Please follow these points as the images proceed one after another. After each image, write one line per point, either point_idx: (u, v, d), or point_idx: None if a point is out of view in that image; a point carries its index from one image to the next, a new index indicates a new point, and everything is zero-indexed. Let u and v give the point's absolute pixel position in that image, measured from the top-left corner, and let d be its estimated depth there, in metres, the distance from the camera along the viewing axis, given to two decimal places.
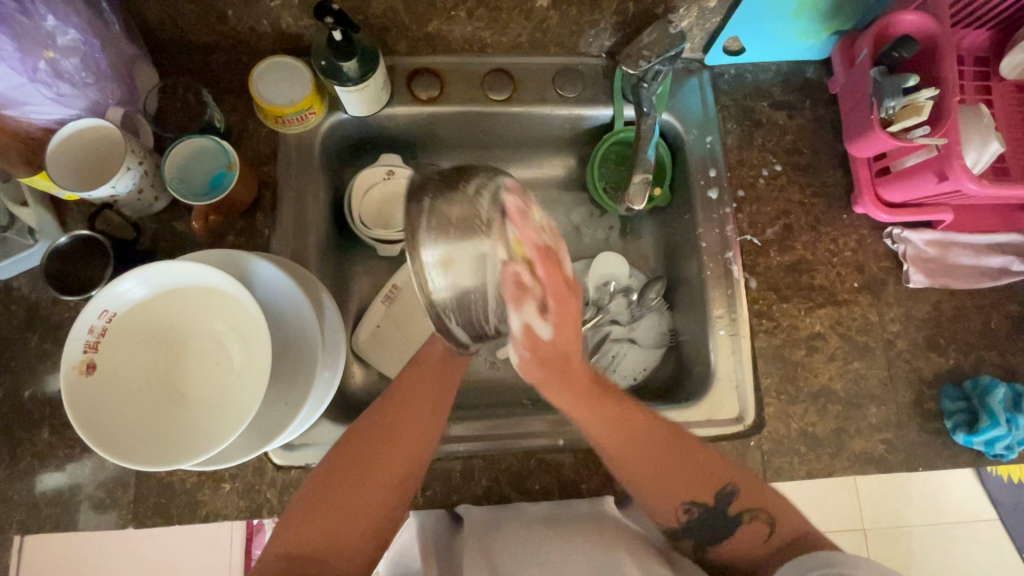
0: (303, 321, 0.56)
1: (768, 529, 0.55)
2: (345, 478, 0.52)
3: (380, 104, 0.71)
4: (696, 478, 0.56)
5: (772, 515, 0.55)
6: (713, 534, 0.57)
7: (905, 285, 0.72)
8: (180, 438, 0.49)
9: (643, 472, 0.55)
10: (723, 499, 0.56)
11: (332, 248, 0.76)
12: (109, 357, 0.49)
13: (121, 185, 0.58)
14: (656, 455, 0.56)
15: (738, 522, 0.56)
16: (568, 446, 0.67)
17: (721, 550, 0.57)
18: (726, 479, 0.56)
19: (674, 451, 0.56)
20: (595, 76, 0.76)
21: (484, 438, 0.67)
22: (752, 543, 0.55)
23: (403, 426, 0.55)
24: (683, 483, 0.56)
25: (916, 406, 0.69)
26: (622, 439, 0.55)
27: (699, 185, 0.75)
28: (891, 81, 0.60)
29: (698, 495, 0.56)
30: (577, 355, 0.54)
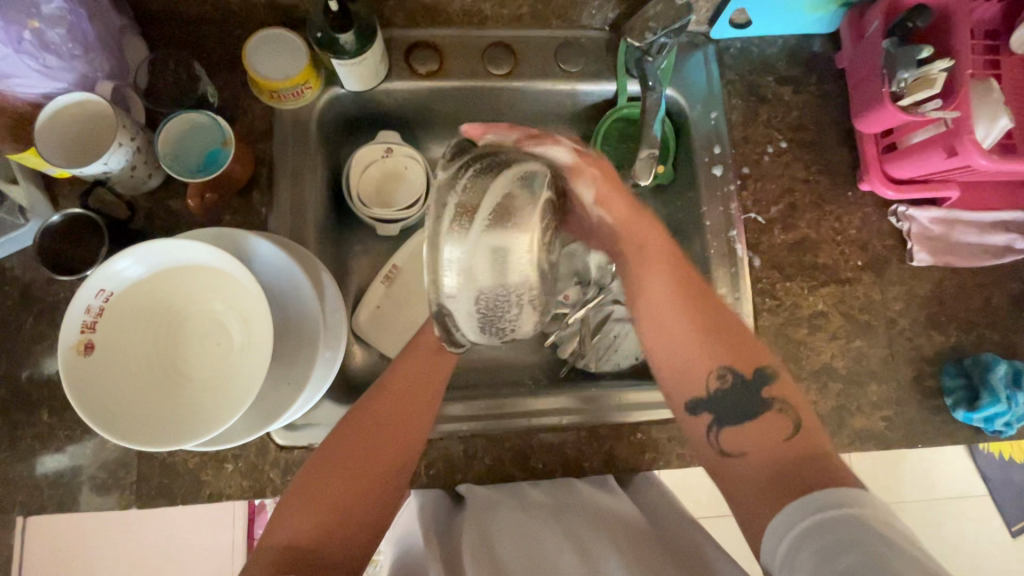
0: (305, 302, 0.56)
1: (792, 430, 0.52)
2: (342, 470, 0.52)
3: (378, 79, 0.69)
4: (733, 353, 0.55)
5: (800, 417, 0.53)
6: (739, 408, 0.54)
7: (908, 263, 0.72)
8: (182, 418, 0.48)
9: (696, 344, 0.56)
10: (758, 377, 0.54)
11: (331, 227, 0.74)
12: (107, 337, 0.48)
13: (113, 162, 0.56)
14: (691, 319, 0.56)
15: (769, 407, 0.53)
16: (570, 425, 0.67)
17: (735, 433, 0.53)
18: (732, 355, 0.55)
19: (696, 323, 0.56)
20: (598, 49, 0.74)
21: (486, 418, 0.67)
22: (773, 436, 0.52)
23: (403, 416, 0.55)
24: (713, 331, 0.56)
25: (917, 384, 0.70)
26: (680, 299, 0.57)
27: (703, 162, 0.74)
28: (905, 53, 0.58)
29: (729, 359, 0.55)
30: (636, 240, 0.60)
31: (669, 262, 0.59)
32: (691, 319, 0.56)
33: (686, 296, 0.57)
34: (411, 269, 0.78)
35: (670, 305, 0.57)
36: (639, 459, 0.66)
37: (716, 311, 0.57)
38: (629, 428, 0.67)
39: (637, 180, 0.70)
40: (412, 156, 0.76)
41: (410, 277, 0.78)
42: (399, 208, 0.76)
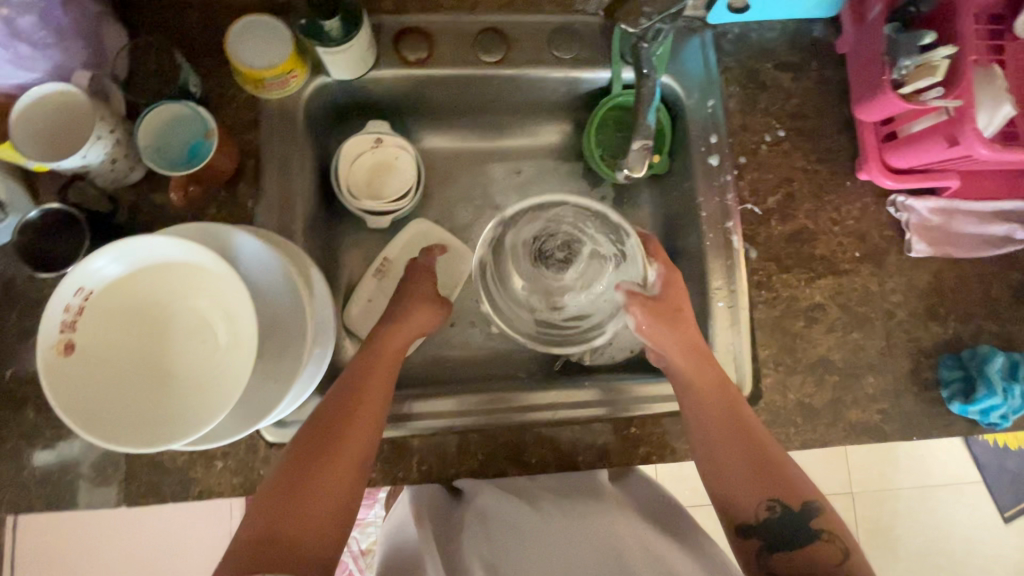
0: (292, 297, 0.54)
1: (843, 557, 0.51)
2: (310, 461, 0.52)
3: (366, 67, 0.67)
4: (774, 481, 0.55)
5: (849, 546, 0.52)
6: (785, 536, 0.53)
7: (907, 253, 0.71)
8: (165, 417, 0.47)
9: (727, 451, 0.57)
10: (806, 510, 0.54)
11: (320, 219, 0.73)
12: (87, 335, 0.47)
13: (92, 155, 0.55)
14: (752, 459, 0.57)
15: (817, 535, 0.53)
16: (564, 421, 0.66)
17: (782, 559, 0.52)
18: (781, 488, 0.55)
19: (759, 478, 0.56)
20: (593, 36, 0.72)
21: (481, 413, 0.66)
22: (823, 561, 0.51)
23: (346, 425, 0.54)
24: (754, 465, 0.56)
25: (913, 375, 0.69)
26: (718, 410, 0.59)
27: (700, 151, 0.72)
28: (907, 38, 0.57)
29: (773, 486, 0.55)
30: (700, 390, 0.61)
31: (737, 403, 0.60)
32: (745, 457, 0.57)
33: (739, 429, 0.58)
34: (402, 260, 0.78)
35: (729, 442, 0.58)
36: (634, 455, 0.66)
37: (769, 444, 0.58)
38: (624, 423, 0.66)
39: (631, 172, 0.70)
40: (403, 147, 0.75)
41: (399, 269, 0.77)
42: (389, 200, 0.74)
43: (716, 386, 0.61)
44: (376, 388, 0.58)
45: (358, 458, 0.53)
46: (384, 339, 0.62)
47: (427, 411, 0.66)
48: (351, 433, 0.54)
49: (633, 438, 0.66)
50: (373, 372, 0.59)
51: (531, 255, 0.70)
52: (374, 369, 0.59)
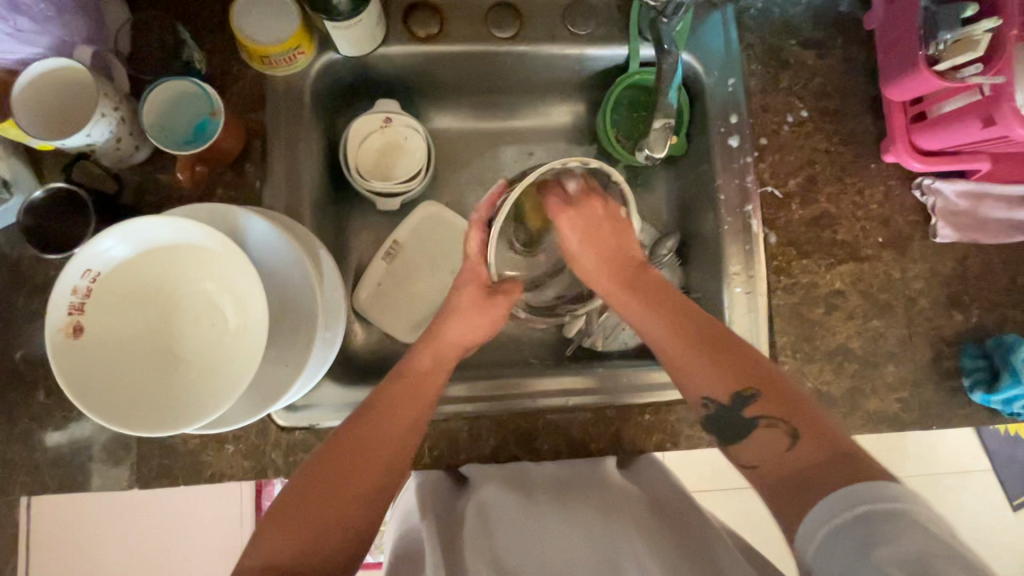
0: (302, 281, 0.53)
1: (790, 441, 0.48)
2: (329, 487, 0.50)
3: (375, 43, 0.65)
4: (729, 366, 0.53)
5: (796, 428, 0.48)
6: (730, 429, 0.52)
7: (932, 239, 0.69)
8: (176, 401, 0.47)
9: (676, 350, 0.56)
10: (738, 402, 0.52)
11: (328, 201, 0.72)
12: (97, 318, 0.46)
13: (96, 134, 0.53)
14: (703, 354, 0.54)
15: (756, 424, 0.50)
16: (572, 408, 0.65)
17: (743, 449, 0.51)
18: (748, 379, 0.52)
19: (720, 363, 0.53)
20: (610, 11, 0.69)
21: (491, 400, 0.65)
22: (772, 449, 0.49)
23: (382, 430, 0.53)
24: (691, 335, 0.56)
25: (934, 364, 0.67)
26: (641, 306, 0.60)
27: (719, 132, 0.70)
28: (947, 11, 0.54)
29: (744, 381, 0.52)
30: (649, 283, 0.62)
31: (679, 313, 0.58)
32: (706, 359, 0.54)
33: (675, 315, 0.58)
34: (412, 248, 0.76)
35: (672, 345, 0.56)
36: (646, 441, 0.65)
37: (712, 336, 0.55)
38: (637, 410, 0.65)
39: (651, 152, 0.68)
40: (413, 127, 0.73)
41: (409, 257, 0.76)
42: (399, 181, 0.73)
43: (650, 299, 0.60)
44: (416, 400, 0.56)
45: (384, 467, 0.52)
46: (437, 351, 0.61)
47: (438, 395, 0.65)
48: (385, 439, 0.53)
49: (646, 425, 0.65)
50: (416, 385, 0.57)
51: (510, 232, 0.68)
52: (418, 383, 0.58)
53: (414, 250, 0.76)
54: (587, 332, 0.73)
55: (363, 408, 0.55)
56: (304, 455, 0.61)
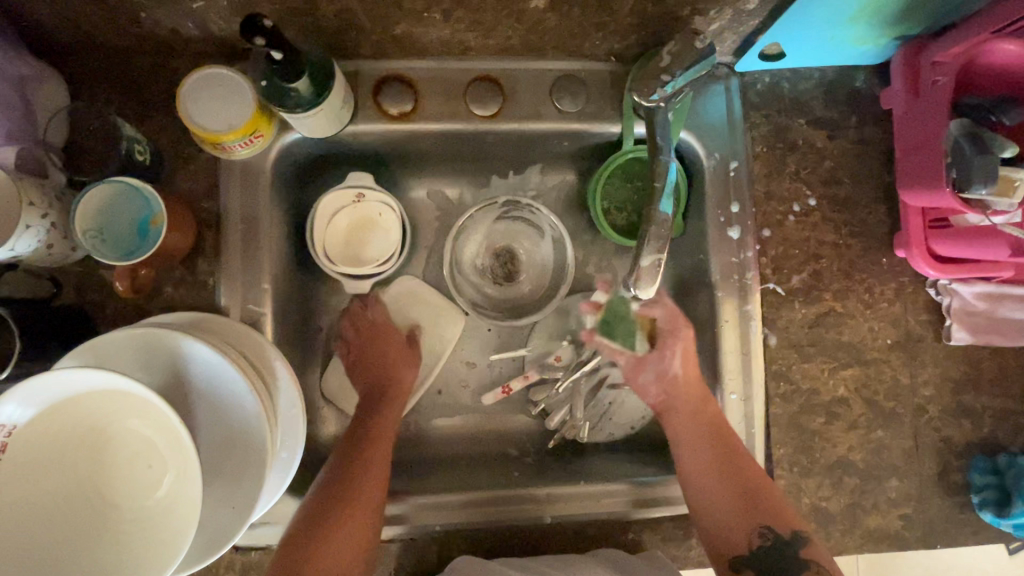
0: (249, 411, 0.48)
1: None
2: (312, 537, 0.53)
3: (341, 124, 0.59)
4: (754, 503, 0.56)
5: (831, 573, 0.53)
6: (775, 566, 0.53)
7: (944, 342, 0.64)
8: (105, 563, 0.43)
9: (710, 476, 0.57)
10: (795, 538, 0.54)
11: (293, 287, 0.66)
12: (8, 476, 0.41)
13: (21, 246, 0.48)
14: (732, 501, 0.56)
15: (804, 565, 0.53)
16: (556, 524, 0.61)
17: None
18: (761, 515, 0.55)
19: (735, 490, 0.56)
20: (602, 85, 0.63)
21: (482, 511, 0.61)
22: None
23: (354, 495, 0.56)
24: (720, 471, 0.57)
25: (941, 479, 0.63)
26: (701, 443, 0.58)
27: (717, 220, 0.64)
28: (983, 166, 0.50)
29: (755, 511, 0.55)
30: (685, 432, 0.59)
31: (710, 420, 0.59)
32: (721, 491, 0.56)
33: (718, 444, 0.58)
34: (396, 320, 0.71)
35: (724, 496, 0.56)
36: None
37: (733, 464, 0.57)
38: (620, 526, 0.61)
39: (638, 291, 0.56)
40: (386, 202, 0.67)
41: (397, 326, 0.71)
42: (371, 263, 0.67)
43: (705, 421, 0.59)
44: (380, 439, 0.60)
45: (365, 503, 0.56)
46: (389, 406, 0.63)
47: (416, 509, 0.60)
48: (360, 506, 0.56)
49: (629, 543, 0.60)
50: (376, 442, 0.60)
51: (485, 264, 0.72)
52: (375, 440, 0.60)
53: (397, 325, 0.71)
54: (571, 424, 0.70)
55: (327, 471, 0.57)
56: None
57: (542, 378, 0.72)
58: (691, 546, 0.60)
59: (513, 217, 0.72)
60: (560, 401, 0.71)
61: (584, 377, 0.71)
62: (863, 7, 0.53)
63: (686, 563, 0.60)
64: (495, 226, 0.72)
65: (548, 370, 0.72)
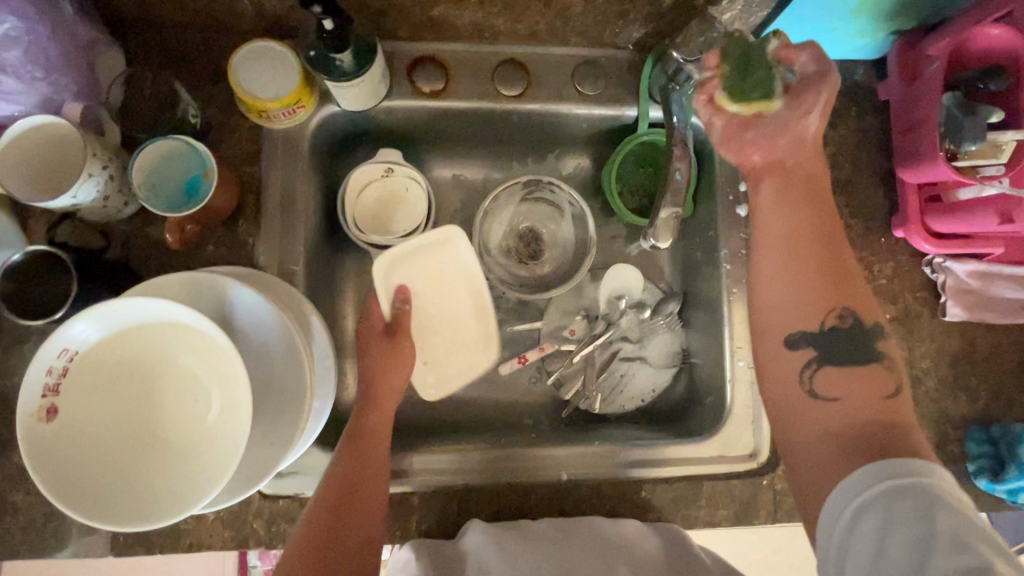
0: (290, 355, 0.51)
1: (891, 390, 0.48)
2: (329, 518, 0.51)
3: (377, 99, 0.63)
4: (843, 290, 0.50)
5: (900, 382, 0.49)
6: (840, 359, 0.49)
7: (940, 318, 0.67)
8: (153, 487, 0.45)
9: (789, 255, 0.50)
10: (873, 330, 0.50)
11: (323, 255, 0.69)
12: (73, 397, 0.44)
13: (82, 194, 0.51)
14: (817, 278, 0.50)
15: (877, 359, 0.50)
16: (565, 482, 0.63)
17: (827, 376, 0.49)
18: (851, 298, 0.50)
19: (818, 288, 0.50)
20: (621, 71, 0.67)
21: (483, 469, 0.63)
22: (869, 393, 0.48)
23: (359, 493, 0.53)
24: (810, 252, 0.50)
25: (939, 448, 0.66)
26: (785, 210, 0.51)
27: (727, 199, 0.69)
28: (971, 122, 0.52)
29: (841, 301, 0.50)
30: (787, 227, 0.50)
31: (842, 301, 0.50)
32: (811, 271, 0.50)
33: (818, 221, 0.51)
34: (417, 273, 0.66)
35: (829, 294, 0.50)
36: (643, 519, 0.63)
37: (848, 259, 0.51)
38: (633, 486, 0.63)
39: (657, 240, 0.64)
40: (414, 178, 0.71)
41: (421, 278, 0.67)
42: (397, 234, 0.70)
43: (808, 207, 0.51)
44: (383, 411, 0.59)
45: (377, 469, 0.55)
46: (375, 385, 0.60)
47: (418, 466, 0.62)
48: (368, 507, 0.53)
49: (642, 502, 0.63)
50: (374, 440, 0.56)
51: (508, 245, 0.76)
52: (372, 439, 0.56)
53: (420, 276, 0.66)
54: (584, 394, 0.73)
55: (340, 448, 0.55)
56: (287, 526, 0.59)
57: (557, 350, 0.75)
58: (702, 506, 0.63)
59: (536, 197, 0.76)
60: (574, 373, 0.74)
61: (597, 350, 0.75)
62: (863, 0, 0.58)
63: (697, 523, 0.63)
64: (519, 207, 0.76)
65: (563, 343, 0.75)
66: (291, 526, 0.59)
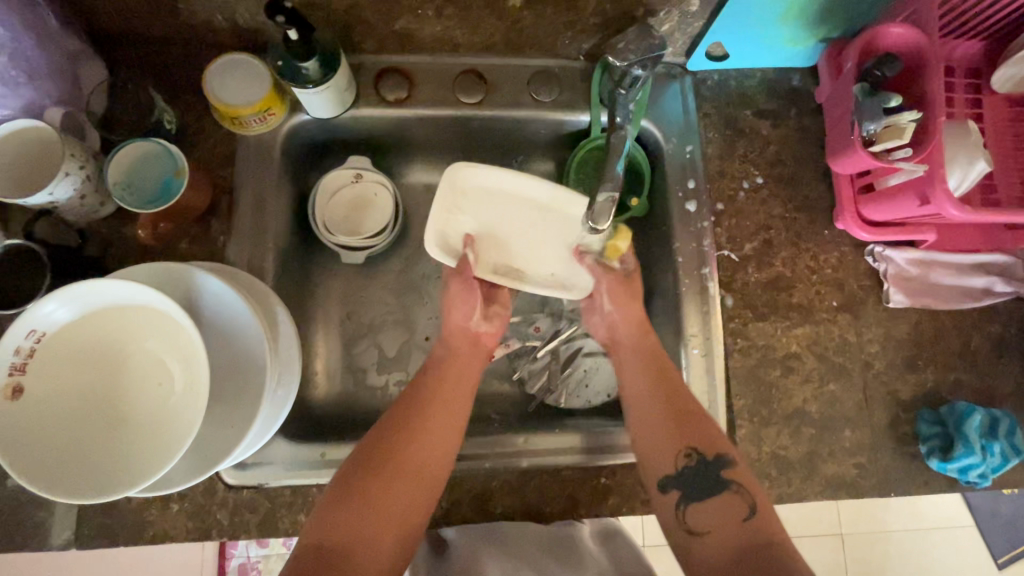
0: (251, 341, 0.54)
1: (748, 512, 0.54)
2: (383, 469, 0.55)
3: (344, 106, 0.67)
4: (686, 430, 0.59)
5: (754, 502, 0.55)
6: (705, 485, 0.57)
7: (885, 304, 0.70)
8: (116, 463, 0.47)
9: (641, 379, 0.64)
10: (717, 462, 0.57)
11: (294, 255, 0.72)
12: (38, 377, 0.46)
13: (59, 192, 0.54)
14: (673, 419, 0.60)
15: (726, 485, 0.56)
16: (534, 468, 0.64)
17: (699, 511, 0.56)
18: (692, 437, 0.59)
19: (667, 397, 0.62)
20: (573, 80, 0.73)
21: (461, 458, 0.64)
22: (731, 513, 0.54)
23: (420, 454, 0.57)
24: (668, 402, 0.61)
25: (891, 430, 0.68)
26: (642, 378, 0.64)
27: (677, 196, 0.72)
28: (873, 103, 0.57)
29: (683, 439, 0.59)
30: (627, 346, 0.68)
31: (694, 413, 0.60)
32: (660, 407, 0.61)
33: (648, 351, 0.66)
34: (503, 215, 0.65)
35: (647, 398, 0.63)
36: (604, 505, 0.64)
37: (683, 401, 0.61)
38: (593, 472, 0.64)
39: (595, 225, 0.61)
40: (382, 183, 0.75)
41: (498, 222, 0.66)
42: (366, 236, 0.74)
43: (637, 321, 0.68)
44: (463, 381, 0.64)
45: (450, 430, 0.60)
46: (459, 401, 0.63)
47: None
48: (415, 452, 0.57)
49: (602, 488, 0.64)
50: (440, 390, 0.62)
51: None
52: (433, 402, 0.61)
53: (504, 217, 0.66)
54: (549, 389, 0.75)
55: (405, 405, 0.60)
56: (250, 515, 0.60)
57: (523, 346, 0.78)
58: None
59: None
60: (539, 370, 0.77)
61: (560, 345, 0.78)
62: (787, 8, 0.63)
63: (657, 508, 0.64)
64: None
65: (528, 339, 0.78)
66: (255, 515, 0.60)
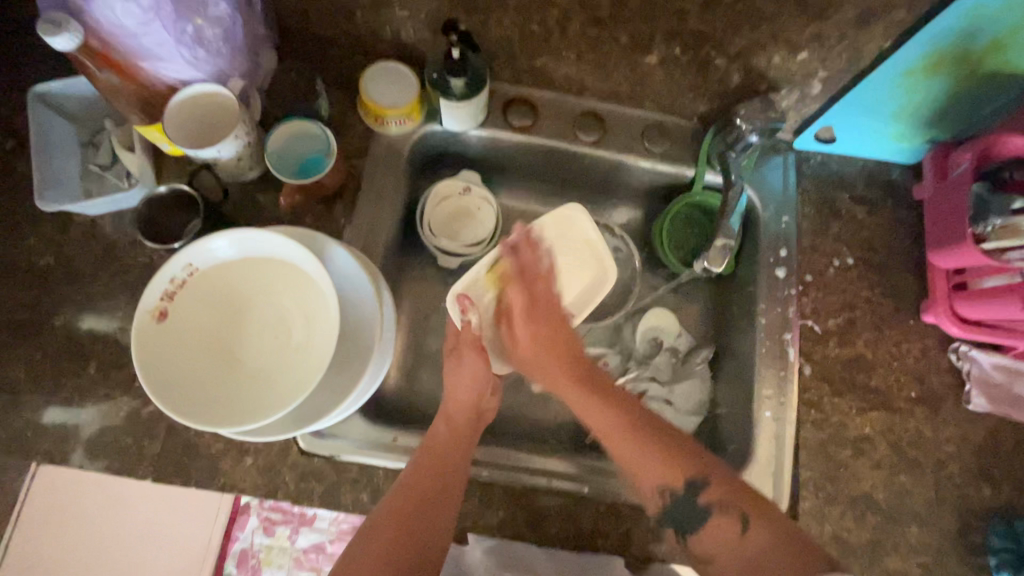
0: (365, 317, 0.57)
1: (740, 525, 0.54)
2: (395, 525, 0.56)
3: (475, 123, 0.73)
4: (656, 455, 0.58)
5: (744, 514, 0.54)
6: (689, 520, 0.57)
7: (964, 405, 0.69)
8: (227, 400, 0.50)
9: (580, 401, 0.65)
10: (692, 487, 0.57)
11: (396, 250, 0.77)
12: (181, 307, 0.51)
13: (225, 150, 0.60)
14: (638, 442, 0.59)
15: (707, 513, 0.56)
16: (588, 498, 0.64)
17: (700, 539, 0.56)
18: (670, 475, 0.57)
19: (614, 427, 0.61)
20: (683, 137, 0.77)
21: (495, 469, 0.65)
22: (727, 536, 0.54)
23: (421, 512, 0.56)
24: (619, 432, 0.60)
25: (960, 535, 0.66)
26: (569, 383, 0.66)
27: (768, 261, 0.75)
28: (998, 199, 0.60)
29: (672, 465, 0.58)
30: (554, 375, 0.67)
31: (649, 448, 0.59)
32: (608, 427, 0.61)
33: (585, 380, 0.66)
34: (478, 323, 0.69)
35: (592, 404, 0.63)
36: (655, 548, 0.63)
37: (608, 421, 0.61)
38: (649, 513, 0.64)
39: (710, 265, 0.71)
40: (487, 200, 0.78)
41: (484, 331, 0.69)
42: (464, 244, 0.77)
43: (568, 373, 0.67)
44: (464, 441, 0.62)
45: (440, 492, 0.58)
46: (449, 421, 0.64)
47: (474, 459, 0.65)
48: (440, 505, 0.57)
49: (657, 531, 0.63)
50: (452, 442, 0.62)
51: None
52: (438, 466, 0.59)
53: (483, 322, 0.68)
54: None
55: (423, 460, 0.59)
56: (317, 485, 0.61)
57: None
58: None
59: None
60: None
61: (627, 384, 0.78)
62: (904, 107, 0.68)
63: None
64: None
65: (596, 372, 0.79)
66: (321, 484, 0.61)
